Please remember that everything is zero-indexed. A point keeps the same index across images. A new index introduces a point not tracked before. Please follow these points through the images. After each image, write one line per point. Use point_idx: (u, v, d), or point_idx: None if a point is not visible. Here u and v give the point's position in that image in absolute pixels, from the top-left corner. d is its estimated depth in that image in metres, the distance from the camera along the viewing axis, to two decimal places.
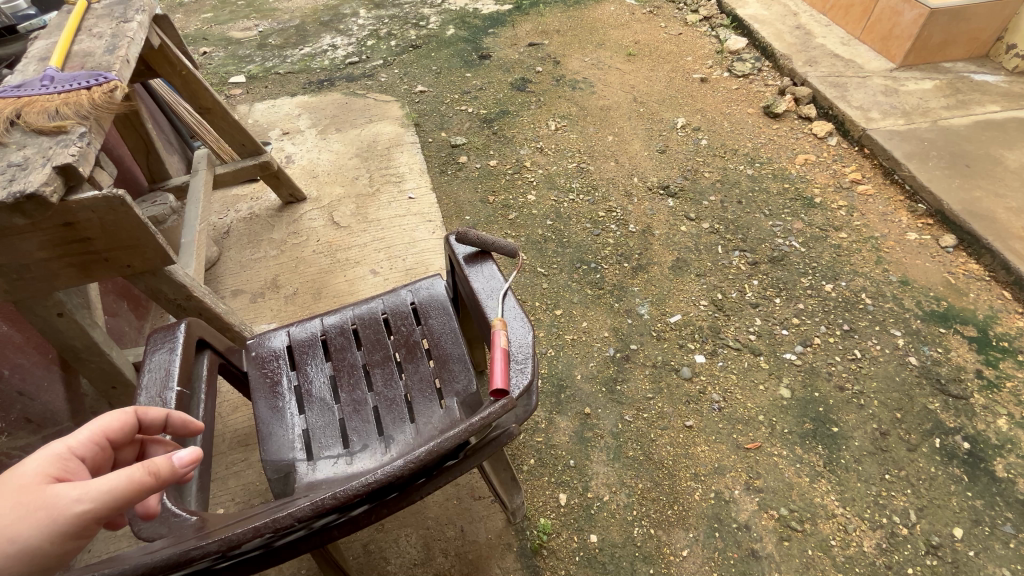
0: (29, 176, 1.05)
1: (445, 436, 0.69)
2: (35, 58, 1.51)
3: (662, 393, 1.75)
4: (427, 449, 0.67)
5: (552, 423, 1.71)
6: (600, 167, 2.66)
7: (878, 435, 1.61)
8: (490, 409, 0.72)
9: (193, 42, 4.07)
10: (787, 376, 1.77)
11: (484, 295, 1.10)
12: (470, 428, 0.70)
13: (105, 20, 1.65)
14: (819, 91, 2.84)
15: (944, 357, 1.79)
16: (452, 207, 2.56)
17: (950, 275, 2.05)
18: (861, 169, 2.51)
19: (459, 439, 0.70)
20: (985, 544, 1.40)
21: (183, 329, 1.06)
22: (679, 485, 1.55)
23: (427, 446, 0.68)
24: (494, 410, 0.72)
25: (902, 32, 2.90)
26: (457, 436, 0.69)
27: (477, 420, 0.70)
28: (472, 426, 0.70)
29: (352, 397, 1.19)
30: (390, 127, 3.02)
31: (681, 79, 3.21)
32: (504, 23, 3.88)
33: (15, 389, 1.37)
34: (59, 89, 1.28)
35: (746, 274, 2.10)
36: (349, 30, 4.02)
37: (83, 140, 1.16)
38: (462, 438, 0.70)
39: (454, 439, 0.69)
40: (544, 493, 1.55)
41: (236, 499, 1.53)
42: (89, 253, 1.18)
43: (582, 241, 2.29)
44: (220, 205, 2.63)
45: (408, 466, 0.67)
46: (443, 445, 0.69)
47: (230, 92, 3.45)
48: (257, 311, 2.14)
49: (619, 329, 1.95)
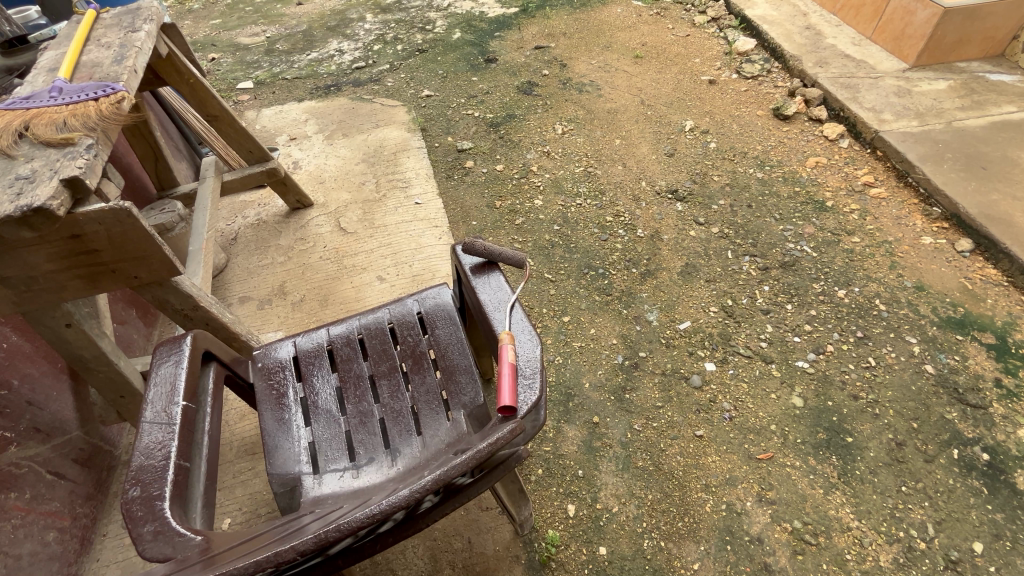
0: (36, 190, 1.06)
1: (452, 465, 0.67)
2: (44, 68, 1.51)
3: (671, 402, 1.73)
4: (435, 478, 0.66)
5: (560, 431, 1.69)
6: (608, 171, 2.64)
7: (894, 446, 1.58)
8: (498, 434, 0.70)
9: (201, 48, 4.10)
10: (800, 385, 1.74)
11: (491, 307, 1.09)
12: (477, 455, 0.68)
13: (113, 30, 1.66)
14: (830, 92, 2.80)
15: (962, 365, 1.74)
16: (458, 212, 2.54)
17: (967, 281, 2.01)
18: (874, 172, 2.47)
19: (467, 466, 0.68)
20: (1007, 560, 1.36)
21: (189, 342, 1.05)
22: (690, 497, 1.52)
23: (434, 475, 0.66)
24: (502, 435, 0.70)
25: (915, 31, 2.85)
26: (465, 464, 0.67)
27: (485, 446, 0.68)
28: (480, 453, 0.68)
29: (359, 409, 1.18)
30: (396, 132, 3.02)
31: (689, 82, 3.18)
32: (510, 27, 3.88)
33: (25, 399, 1.37)
34: (67, 101, 1.29)
35: (757, 280, 2.07)
36: (356, 35, 4.03)
37: (90, 152, 1.16)
38: (470, 465, 0.68)
39: (461, 467, 0.67)
40: (552, 504, 1.53)
41: (243, 509, 1.53)
42: (96, 264, 1.18)
43: (590, 247, 2.27)
44: (227, 212, 2.64)
45: (414, 495, 0.65)
46: (452, 473, 0.67)
47: (238, 98, 3.47)
48: (265, 317, 2.15)
49: (628, 336, 1.93)
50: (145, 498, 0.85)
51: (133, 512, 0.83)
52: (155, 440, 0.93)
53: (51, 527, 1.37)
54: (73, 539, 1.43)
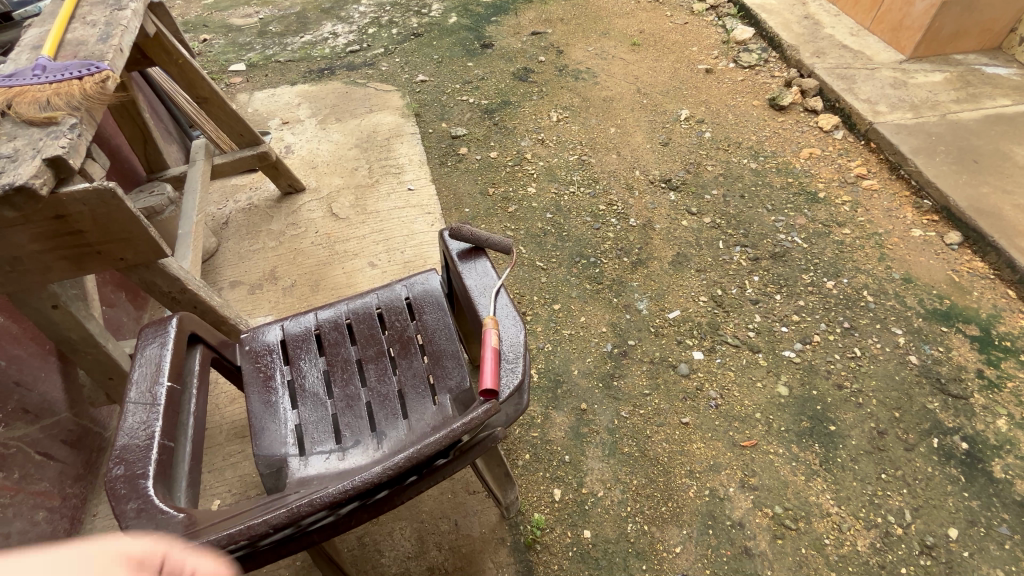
0: (18, 168, 1.04)
1: (425, 443, 0.69)
2: (28, 46, 1.49)
3: (658, 389, 1.75)
4: (407, 455, 0.68)
5: (548, 417, 1.71)
6: (602, 159, 2.64)
7: (876, 434, 1.60)
8: (472, 415, 0.72)
9: (193, 29, 4.03)
10: (786, 374, 1.76)
11: (476, 293, 1.09)
12: (451, 434, 0.71)
13: (99, 7, 1.63)
14: (826, 83, 2.80)
15: (945, 356, 1.77)
16: (451, 199, 2.54)
17: (954, 273, 2.03)
18: (867, 164, 2.48)
19: (441, 444, 0.70)
20: (980, 545, 1.39)
21: (174, 323, 1.06)
22: (674, 482, 1.54)
23: (406, 453, 0.69)
24: (476, 415, 0.72)
25: (912, 23, 2.83)
26: (438, 442, 0.70)
27: (458, 426, 0.71)
28: (453, 432, 0.70)
29: (345, 393, 1.19)
30: (390, 118, 2.99)
31: (685, 71, 3.16)
32: (507, 12, 3.83)
33: (12, 380, 1.38)
34: (50, 79, 1.27)
35: (747, 270, 2.08)
36: (350, 18, 3.97)
37: (73, 132, 1.15)
38: (444, 444, 0.71)
39: (435, 445, 0.70)
40: (539, 488, 1.56)
41: (232, 491, 1.54)
42: (80, 246, 1.17)
43: (582, 235, 2.27)
44: (219, 196, 2.62)
45: (387, 472, 0.68)
46: (425, 451, 0.70)
47: (230, 81, 3.43)
48: (255, 302, 2.14)
49: (617, 325, 1.94)
50: (128, 476, 0.86)
51: (116, 490, 0.84)
52: (138, 420, 0.93)
53: (41, 507, 1.39)
54: (63, 518, 1.44)
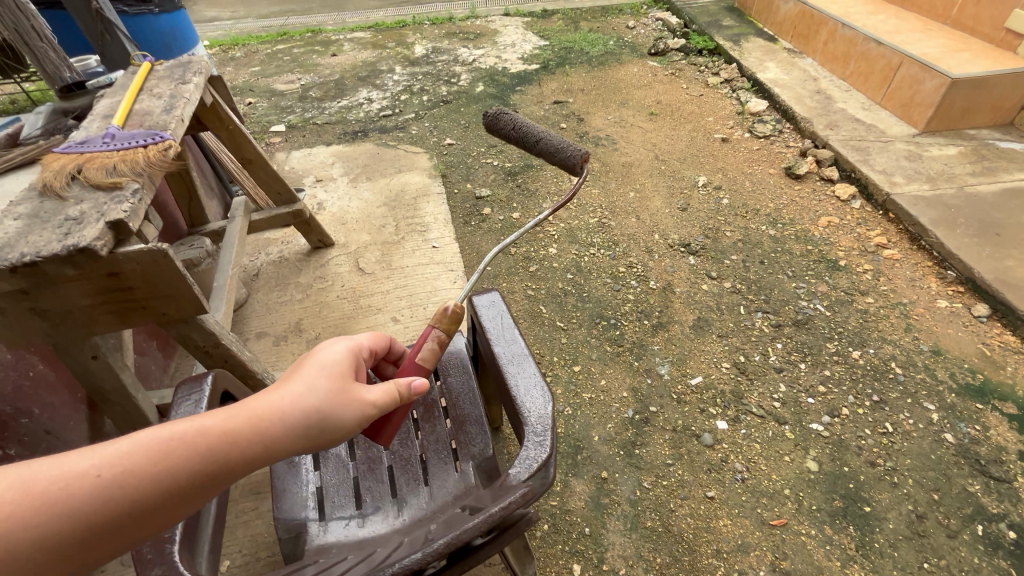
0: (83, 231, 1.12)
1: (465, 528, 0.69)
2: (100, 115, 1.63)
3: (681, 460, 1.70)
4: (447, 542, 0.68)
5: (567, 486, 1.66)
6: (621, 223, 2.70)
7: (915, 518, 1.52)
8: (510, 499, 0.73)
9: (240, 94, 4.36)
10: (814, 449, 1.70)
11: (505, 360, 1.12)
12: (489, 518, 0.71)
13: (165, 81, 1.81)
14: (841, 154, 2.88)
15: (983, 435, 1.70)
16: (474, 257, 2.62)
17: (984, 346, 1.99)
18: (886, 234, 2.50)
19: (480, 528, 0.70)
20: None
21: (210, 380, 1.08)
22: (700, 562, 1.47)
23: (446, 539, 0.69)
24: (514, 499, 0.73)
25: (923, 99, 2.94)
26: (477, 527, 0.70)
27: (496, 510, 0.71)
28: (492, 517, 0.71)
29: (368, 455, 1.19)
30: (418, 178, 3.14)
31: (702, 139, 3.28)
32: (531, 82, 4.07)
33: (43, 428, 1.41)
34: (118, 146, 1.39)
35: (769, 337, 2.06)
36: (384, 85, 4.27)
37: (135, 196, 1.24)
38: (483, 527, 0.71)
39: (473, 530, 0.70)
40: (557, 563, 1.50)
41: (242, 551, 1.51)
42: (129, 301, 1.23)
43: (603, 296, 2.29)
44: (251, 249, 2.74)
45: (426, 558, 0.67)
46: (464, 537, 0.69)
47: (270, 140, 3.67)
48: (279, 354, 2.19)
49: (638, 390, 1.91)
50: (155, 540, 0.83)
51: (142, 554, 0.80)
52: None
53: None
54: None
